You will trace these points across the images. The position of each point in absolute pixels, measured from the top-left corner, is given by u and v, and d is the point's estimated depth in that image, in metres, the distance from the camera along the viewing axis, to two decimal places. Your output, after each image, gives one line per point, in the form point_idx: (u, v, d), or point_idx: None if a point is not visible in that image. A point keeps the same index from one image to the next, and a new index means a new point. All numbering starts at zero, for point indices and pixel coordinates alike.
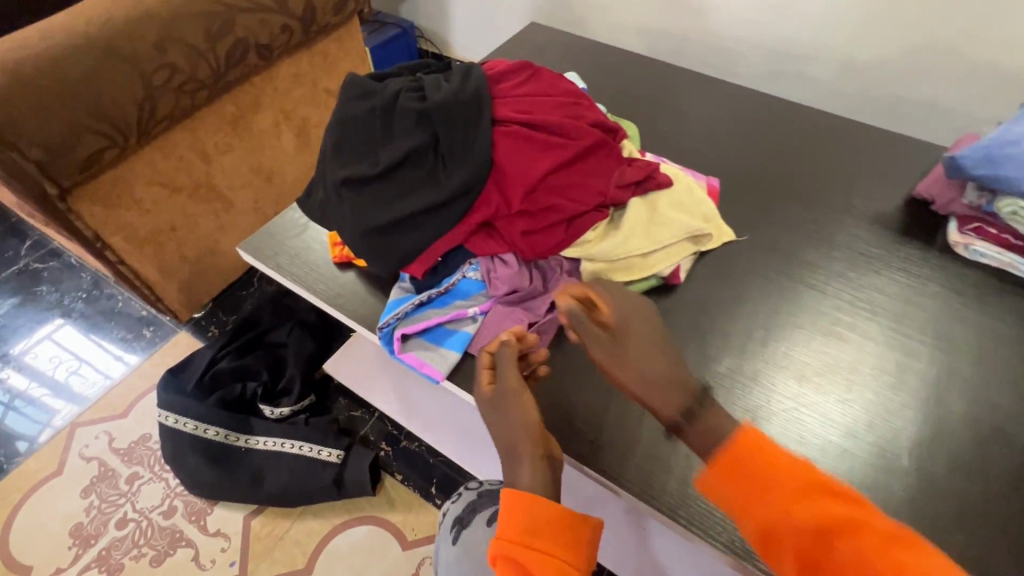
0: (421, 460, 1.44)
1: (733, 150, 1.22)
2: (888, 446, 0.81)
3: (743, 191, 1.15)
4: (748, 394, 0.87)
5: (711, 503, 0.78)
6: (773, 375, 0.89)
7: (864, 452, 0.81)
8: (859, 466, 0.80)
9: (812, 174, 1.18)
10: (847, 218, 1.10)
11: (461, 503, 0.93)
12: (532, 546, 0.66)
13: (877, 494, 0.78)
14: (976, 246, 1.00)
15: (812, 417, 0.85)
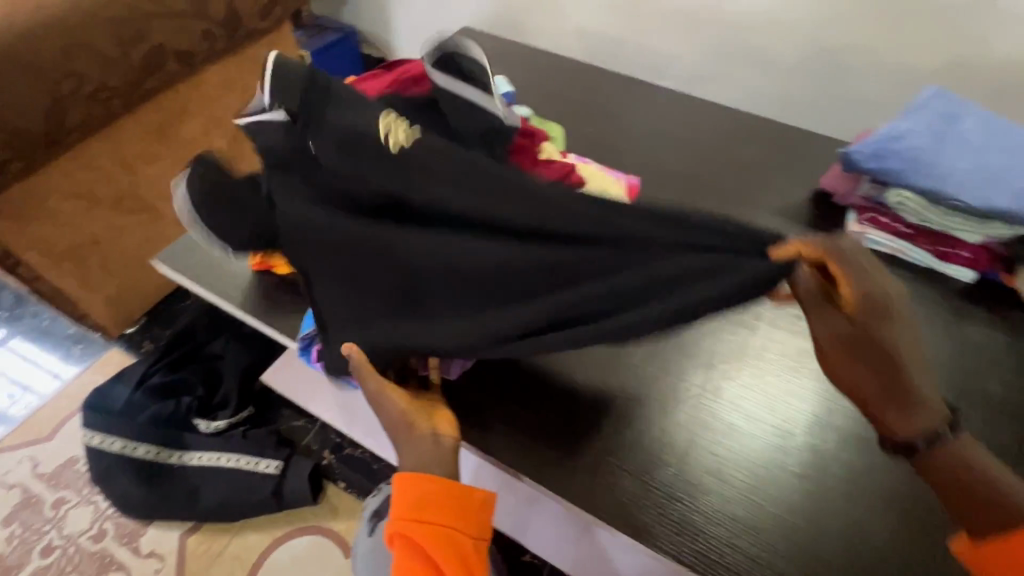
0: (365, 466, 1.39)
1: (654, 151, 1.27)
2: (785, 426, 0.86)
3: (662, 189, 1.19)
4: (658, 383, 0.92)
5: (618, 490, 0.84)
6: (682, 364, 0.93)
7: (764, 432, 0.86)
8: (759, 445, 0.85)
9: (728, 172, 1.23)
10: (758, 213, 1.15)
11: (378, 497, 1.02)
12: (421, 520, 0.72)
13: (772, 470, 0.83)
14: (871, 235, 1.07)
15: (718, 402, 0.89)
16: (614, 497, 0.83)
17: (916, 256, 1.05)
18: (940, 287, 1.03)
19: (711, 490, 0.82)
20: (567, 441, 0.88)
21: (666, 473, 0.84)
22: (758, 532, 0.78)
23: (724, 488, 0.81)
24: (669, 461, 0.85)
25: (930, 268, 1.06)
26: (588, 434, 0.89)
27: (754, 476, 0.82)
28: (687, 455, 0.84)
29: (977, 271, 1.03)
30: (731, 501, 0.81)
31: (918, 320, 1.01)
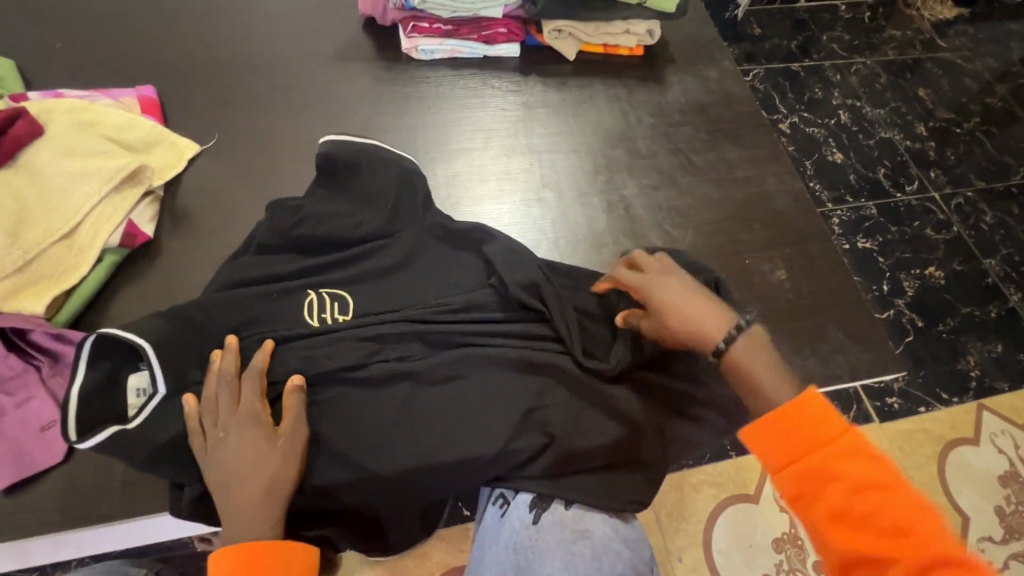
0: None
1: (168, 47, 0.99)
2: (658, 173, 0.97)
3: (193, 90, 0.95)
4: (589, 202, 0.94)
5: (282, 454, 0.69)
6: (580, 182, 0.95)
7: (661, 183, 0.96)
8: (673, 193, 0.96)
9: (271, 35, 1.03)
10: (315, 69, 1.00)
11: None
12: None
13: (695, 198, 0.96)
14: (422, 45, 1.01)
15: (633, 182, 0.96)
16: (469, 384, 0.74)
17: (468, 50, 1.03)
18: (501, 68, 1.05)
19: (691, 225, 0.93)
20: (412, 378, 0.74)
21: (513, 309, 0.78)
22: (722, 257, 0.90)
23: (702, 203, 0.95)
24: (655, 241, 0.91)
25: (483, 57, 1.05)
26: (439, 311, 0.78)
27: (685, 205, 0.95)
28: (656, 233, 0.92)
29: (519, 42, 1.05)
30: (716, 207, 0.95)
31: (497, 107, 1.01)
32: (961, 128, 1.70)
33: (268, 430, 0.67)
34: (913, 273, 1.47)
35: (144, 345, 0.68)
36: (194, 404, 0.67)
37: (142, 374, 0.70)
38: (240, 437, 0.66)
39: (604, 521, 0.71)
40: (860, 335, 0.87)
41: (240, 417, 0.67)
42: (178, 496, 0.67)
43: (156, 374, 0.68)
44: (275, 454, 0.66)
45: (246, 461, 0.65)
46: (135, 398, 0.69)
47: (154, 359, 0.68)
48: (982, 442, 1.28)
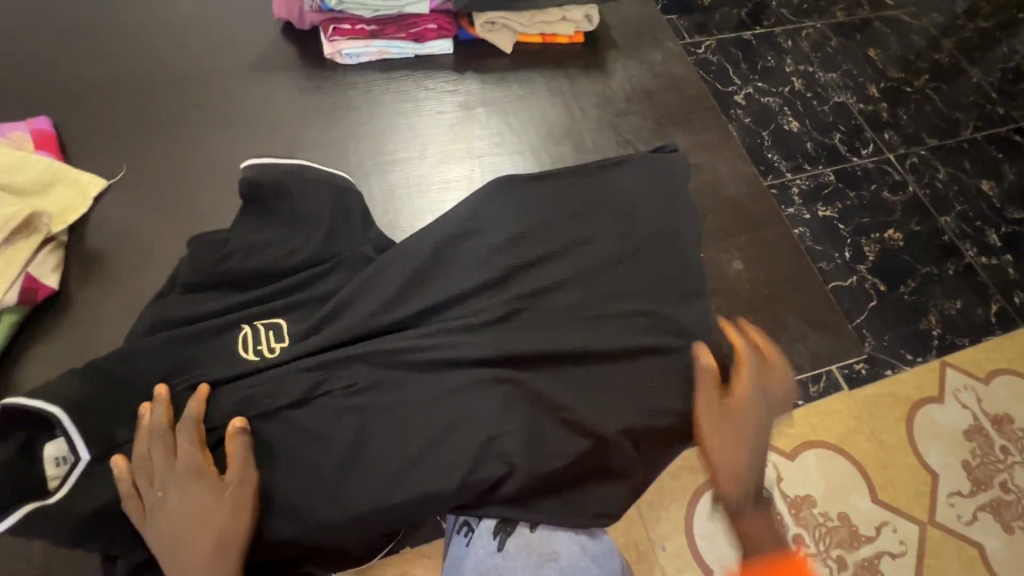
0: None
1: (64, 69, 0.90)
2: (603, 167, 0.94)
3: (98, 115, 0.87)
4: None
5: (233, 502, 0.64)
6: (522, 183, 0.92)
7: None
8: None
9: (182, 46, 0.95)
10: (232, 81, 0.93)
11: None
12: None
13: None
14: (346, 49, 0.94)
15: None
16: (418, 414, 0.68)
17: (396, 51, 0.97)
18: (434, 66, 0.99)
19: None
20: (357, 412, 0.68)
21: (473, 326, 0.72)
22: None
23: None
24: None
25: (414, 56, 0.99)
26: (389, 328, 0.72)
27: None
28: None
29: (451, 38, 0.98)
30: None
31: (432, 108, 0.95)
32: (912, 87, 1.69)
33: (211, 483, 0.62)
34: (873, 238, 1.47)
35: (57, 412, 0.61)
36: (123, 467, 0.61)
37: (59, 443, 0.63)
38: (183, 495, 0.61)
39: (570, 539, 0.70)
40: (818, 319, 0.90)
41: (179, 474, 0.62)
42: (113, 566, 0.64)
43: (75, 439, 0.62)
44: (224, 505, 0.62)
45: (193, 517, 0.61)
46: (55, 467, 0.63)
47: (71, 429, 0.61)
48: (946, 399, 1.28)
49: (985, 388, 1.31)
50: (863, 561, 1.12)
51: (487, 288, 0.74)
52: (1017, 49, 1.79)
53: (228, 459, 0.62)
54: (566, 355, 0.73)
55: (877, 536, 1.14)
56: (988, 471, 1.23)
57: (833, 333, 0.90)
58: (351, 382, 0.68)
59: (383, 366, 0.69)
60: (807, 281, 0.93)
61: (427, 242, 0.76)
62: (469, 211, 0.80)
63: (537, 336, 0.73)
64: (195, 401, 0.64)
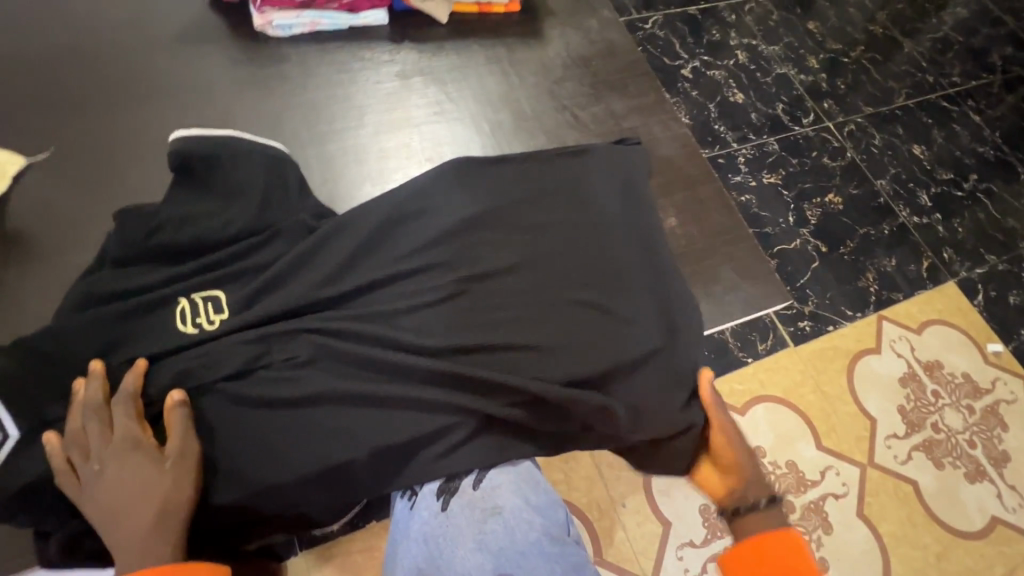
0: None
1: None
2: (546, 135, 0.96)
3: (18, 94, 0.84)
4: None
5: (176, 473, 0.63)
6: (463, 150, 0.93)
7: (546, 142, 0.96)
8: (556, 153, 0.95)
9: (104, 22, 0.91)
10: (161, 56, 0.90)
11: None
12: None
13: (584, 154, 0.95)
14: (277, 20, 0.93)
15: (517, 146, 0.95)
16: (366, 377, 0.69)
17: (329, 21, 0.96)
18: (372, 37, 0.98)
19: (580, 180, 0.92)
20: (305, 383, 0.67)
21: (417, 291, 0.73)
22: None
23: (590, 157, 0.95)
24: None
25: (349, 28, 0.98)
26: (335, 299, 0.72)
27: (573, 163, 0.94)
28: None
29: (386, 8, 0.98)
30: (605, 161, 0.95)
31: (372, 81, 0.95)
32: (847, 58, 1.77)
33: (148, 458, 0.59)
34: (813, 202, 1.54)
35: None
36: (56, 442, 0.59)
37: None
38: (118, 471, 0.58)
39: (513, 493, 0.69)
40: (751, 273, 0.95)
41: (115, 448, 0.59)
42: (47, 543, 0.62)
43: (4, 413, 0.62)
44: (160, 479, 0.59)
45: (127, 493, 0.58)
46: None
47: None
48: (882, 349, 1.36)
49: (917, 337, 1.39)
50: (809, 504, 1.19)
51: (430, 260, 0.74)
52: (944, 19, 1.88)
53: (168, 432, 0.61)
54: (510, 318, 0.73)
55: (821, 480, 1.21)
56: (921, 413, 1.31)
57: (765, 284, 0.95)
58: (296, 352, 0.68)
59: (324, 334, 0.69)
60: (742, 236, 0.97)
61: (368, 211, 0.77)
62: (413, 184, 0.80)
63: (480, 304, 0.73)
64: (132, 375, 0.63)
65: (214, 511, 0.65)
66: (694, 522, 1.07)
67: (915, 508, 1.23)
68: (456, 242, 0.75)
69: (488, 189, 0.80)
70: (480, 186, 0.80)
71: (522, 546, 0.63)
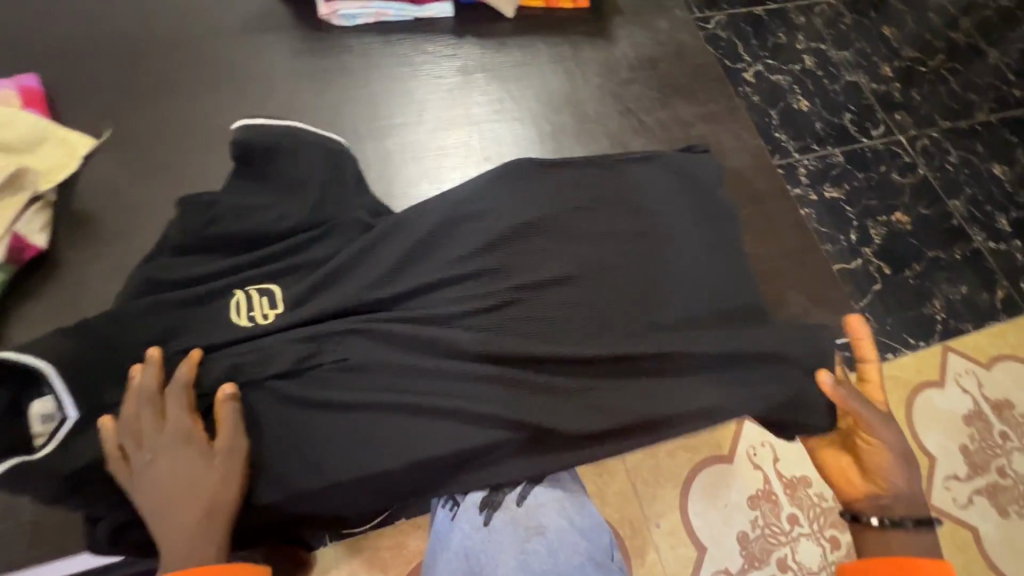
0: None
1: (55, 28, 0.88)
2: (606, 139, 0.92)
3: (86, 76, 0.85)
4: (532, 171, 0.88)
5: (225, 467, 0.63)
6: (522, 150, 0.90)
7: (606, 146, 0.91)
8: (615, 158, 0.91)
9: (172, 7, 0.92)
10: (225, 43, 0.90)
11: None
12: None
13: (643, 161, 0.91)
14: (342, 10, 0.91)
15: (575, 149, 0.91)
16: (414, 384, 0.67)
17: (394, 13, 0.94)
18: (432, 30, 0.96)
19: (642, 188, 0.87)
20: (355, 386, 0.66)
21: (470, 299, 0.70)
22: None
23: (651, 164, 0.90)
24: None
25: (413, 20, 0.96)
26: (387, 299, 0.70)
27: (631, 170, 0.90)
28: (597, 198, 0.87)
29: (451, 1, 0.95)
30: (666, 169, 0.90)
31: (432, 75, 0.93)
32: (926, 67, 1.64)
33: (201, 449, 0.59)
34: (879, 220, 1.44)
35: (45, 366, 0.61)
36: (111, 427, 0.59)
37: (45, 400, 0.63)
38: (171, 460, 0.58)
39: (558, 513, 0.66)
40: (820, 297, 0.89)
41: (168, 436, 0.59)
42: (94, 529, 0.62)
43: (64, 397, 0.61)
44: (211, 472, 0.58)
45: (178, 484, 0.57)
46: (42, 424, 0.63)
47: (57, 382, 0.61)
48: (947, 383, 1.27)
49: (987, 373, 1.29)
50: None
51: (484, 268, 0.71)
52: None
53: (219, 425, 0.60)
54: (565, 334, 0.69)
55: None
56: (986, 455, 1.22)
57: (837, 310, 0.89)
58: (344, 355, 0.67)
59: (373, 337, 0.68)
60: (810, 257, 0.91)
61: (420, 212, 0.74)
62: (470, 184, 0.77)
63: (535, 317, 0.70)
64: (186, 365, 0.63)
65: (254, 508, 0.64)
66: (731, 551, 1.01)
67: (972, 557, 1.14)
68: (511, 250, 0.72)
69: (548, 196, 0.76)
70: (541, 192, 0.76)
71: (565, 570, 0.60)
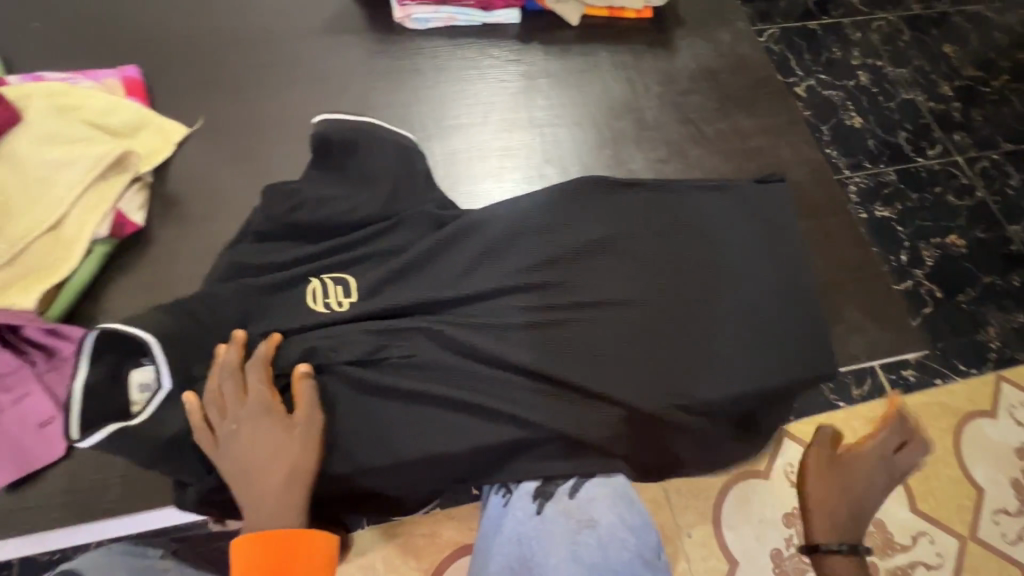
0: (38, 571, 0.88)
1: (152, 24, 0.95)
2: (662, 147, 0.93)
3: (178, 69, 0.92)
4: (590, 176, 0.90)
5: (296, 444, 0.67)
6: (581, 154, 0.92)
7: (664, 154, 0.93)
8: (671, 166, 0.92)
9: (258, 8, 0.98)
10: (304, 43, 0.96)
11: None
12: None
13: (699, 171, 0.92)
14: (416, 14, 0.96)
15: (632, 156, 0.92)
16: (474, 376, 0.69)
17: (464, 18, 0.98)
18: (498, 36, 0.99)
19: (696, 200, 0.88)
20: (420, 375, 0.69)
21: (530, 296, 0.73)
22: None
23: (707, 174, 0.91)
24: None
25: (481, 25, 1.00)
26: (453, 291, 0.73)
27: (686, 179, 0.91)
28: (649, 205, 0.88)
29: (518, 8, 0.99)
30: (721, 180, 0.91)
31: (496, 78, 0.96)
32: (989, 86, 1.60)
33: (281, 420, 0.63)
34: (932, 242, 1.40)
35: (150, 339, 0.66)
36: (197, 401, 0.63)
37: (145, 371, 0.67)
38: (254, 430, 0.62)
39: (609, 508, 0.67)
40: (875, 314, 0.88)
41: (250, 408, 0.63)
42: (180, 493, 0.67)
43: (162, 368, 0.66)
44: (291, 442, 0.62)
45: (262, 451, 0.61)
46: (140, 394, 0.67)
47: (159, 355, 0.66)
48: (999, 414, 1.22)
49: None
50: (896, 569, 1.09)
51: (543, 270, 0.74)
52: None
53: (296, 400, 0.64)
54: (619, 350, 0.71)
55: (914, 545, 1.10)
56: None
57: (893, 328, 0.88)
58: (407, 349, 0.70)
59: (438, 328, 0.71)
60: (867, 274, 0.90)
61: (486, 212, 0.77)
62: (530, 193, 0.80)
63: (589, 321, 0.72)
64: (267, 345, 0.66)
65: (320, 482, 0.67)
66: (765, 567, 1.01)
67: None
68: (567, 255, 0.75)
69: (608, 211, 0.78)
70: (600, 208, 0.78)
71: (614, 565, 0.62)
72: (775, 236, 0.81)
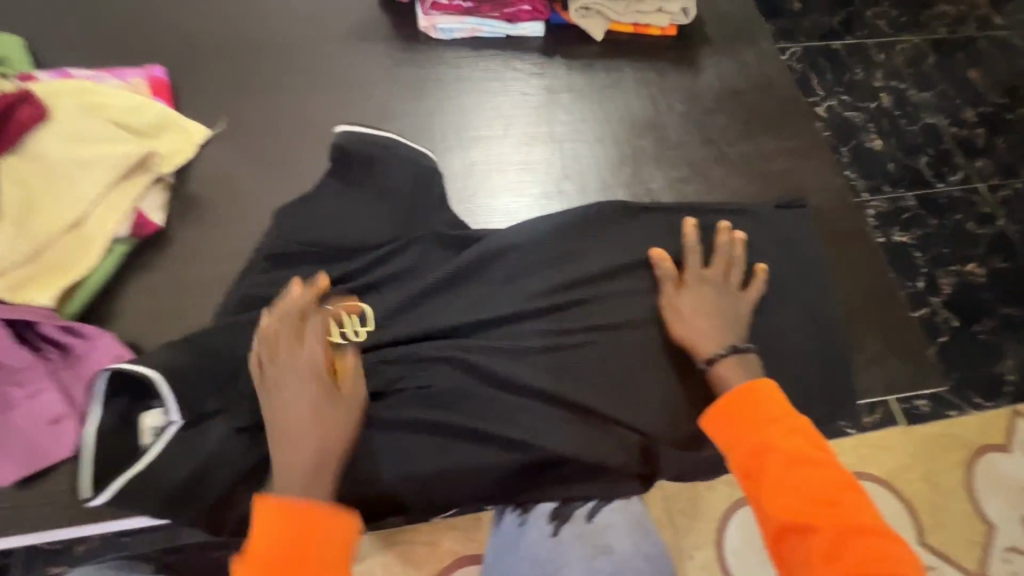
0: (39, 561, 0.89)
1: (177, 24, 0.95)
2: (682, 165, 0.93)
3: (203, 70, 0.92)
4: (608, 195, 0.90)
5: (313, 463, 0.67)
6: (602, 171, 0.91)
7: (684, 172, 0.92)
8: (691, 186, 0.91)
9: (283, 11, 0.98)
10: (328, 48, 0.96)
11: None
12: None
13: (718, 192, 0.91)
14: (441, 24, 0.96)
15: (651, 173, 0.92)
16: (488, 404, 0.69)
17: (488, 29, 0.98)
18: (521, 48, 0.99)
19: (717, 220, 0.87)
20: (435, 404, 0.69)
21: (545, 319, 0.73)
22: None
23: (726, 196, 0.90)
24: None
25: (505, 36, 0.99)
26: (467, 311, 0.73)
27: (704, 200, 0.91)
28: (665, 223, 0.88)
29: (543, 21, 0.99)
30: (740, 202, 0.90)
31: (519, 92, 0.96)
32: (1014, 114, 1.58)
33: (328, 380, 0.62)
34: (951, 269, 1.38)
35: (157, 376, 0.64)
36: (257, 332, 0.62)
37: (154, 414, 0.66)
38: (301, 379, 0.61)
39: (625, 534, 0.68)
40: (894, 344, 0.86)
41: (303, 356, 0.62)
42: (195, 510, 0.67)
43: (171, 404, 0.65)
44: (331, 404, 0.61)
45: (302, 405, 0.60)
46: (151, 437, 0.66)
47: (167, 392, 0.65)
48: (1014, 448, 1.19)
49: None
50: None
51: (559, 293, 0.74)
52: None
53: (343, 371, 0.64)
54: (630, 379, 0.72)
55: None
56: None
57: (912, 360, 0.86)
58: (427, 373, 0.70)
59: (454, 352, 0.71)
60: (886, 303, 0.88)
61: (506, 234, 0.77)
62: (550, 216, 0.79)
63: (607, 347, 0.73)
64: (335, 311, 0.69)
65: None
66: None
67: None
68: (583, 277, 0.75)
69: (627, 240, 0.78)
70: (619, 234, 0.78)
71: None
72: (793, 263, 0.80)
